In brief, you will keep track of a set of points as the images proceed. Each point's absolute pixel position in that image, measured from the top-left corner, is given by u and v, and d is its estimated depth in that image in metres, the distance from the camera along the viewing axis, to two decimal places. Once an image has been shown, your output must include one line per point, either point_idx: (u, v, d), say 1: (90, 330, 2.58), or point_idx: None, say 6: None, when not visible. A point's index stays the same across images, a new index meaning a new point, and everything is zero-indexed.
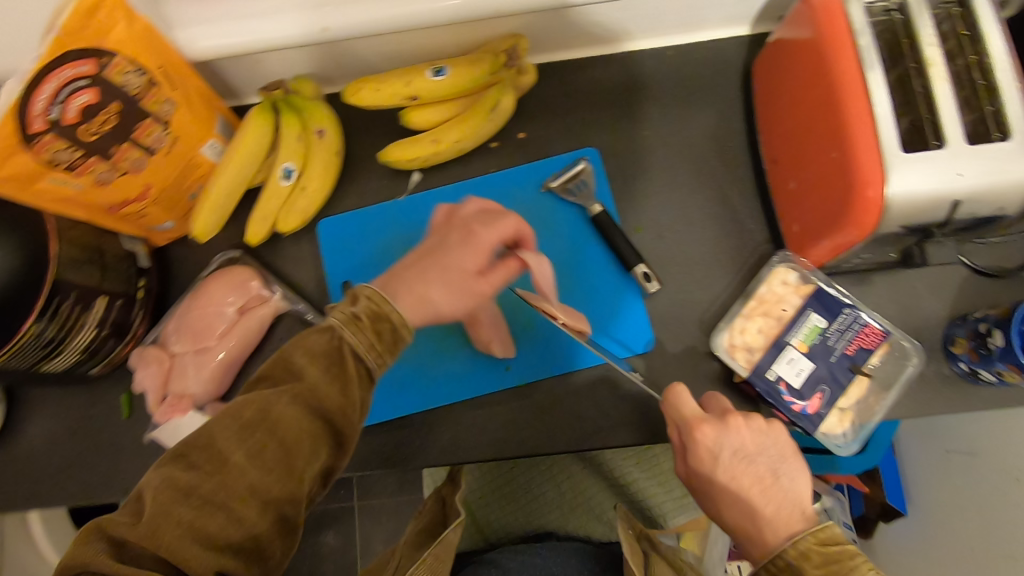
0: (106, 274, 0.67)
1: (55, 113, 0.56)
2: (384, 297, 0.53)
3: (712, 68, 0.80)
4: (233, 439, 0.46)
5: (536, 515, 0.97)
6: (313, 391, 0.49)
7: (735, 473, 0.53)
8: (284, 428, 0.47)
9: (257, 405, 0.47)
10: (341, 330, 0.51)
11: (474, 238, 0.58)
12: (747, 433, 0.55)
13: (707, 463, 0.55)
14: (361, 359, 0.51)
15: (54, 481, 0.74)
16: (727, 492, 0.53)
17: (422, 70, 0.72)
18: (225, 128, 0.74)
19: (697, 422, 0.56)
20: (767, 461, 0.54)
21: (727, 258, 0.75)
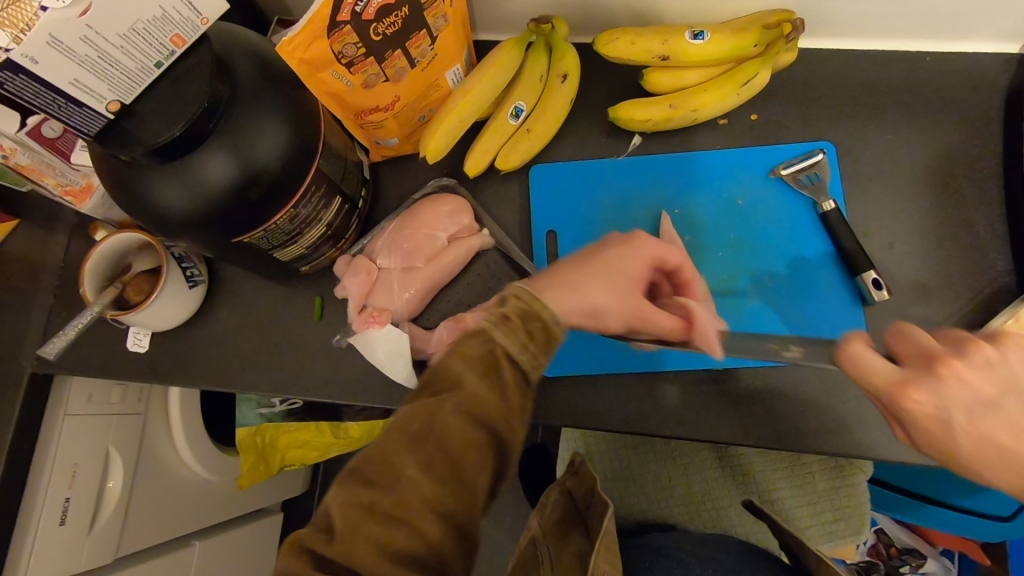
0: (345, 176, 0.68)
1: (360, 6, 0.56)
2: (532, 294, 0.49)
3: (971, 83, 0.75)
4: (402, 458, 0.41)
5: (657, 504, 0.88)
6: (473, 399, 0.43)
7: (988, 431, 0.43)
8: (451, 443, 0.42)
9: (422, 416, 0.43)
10: (491, 329, 0.46)
11: (635, 245, 0.58)
12: (969, 384, 0.43)
13: (942, 430, 0.44)
14: (519, 362, 0.45)
15: (239, 365, 0.77)
16: (982, 452, 0.44)
17: (680, 30, 0.70)
18: (469, 57, 0.74)
19: (902, 392, 0.44)
20: (1022, 402, 0.43)
21: (961, 282, 0.70)
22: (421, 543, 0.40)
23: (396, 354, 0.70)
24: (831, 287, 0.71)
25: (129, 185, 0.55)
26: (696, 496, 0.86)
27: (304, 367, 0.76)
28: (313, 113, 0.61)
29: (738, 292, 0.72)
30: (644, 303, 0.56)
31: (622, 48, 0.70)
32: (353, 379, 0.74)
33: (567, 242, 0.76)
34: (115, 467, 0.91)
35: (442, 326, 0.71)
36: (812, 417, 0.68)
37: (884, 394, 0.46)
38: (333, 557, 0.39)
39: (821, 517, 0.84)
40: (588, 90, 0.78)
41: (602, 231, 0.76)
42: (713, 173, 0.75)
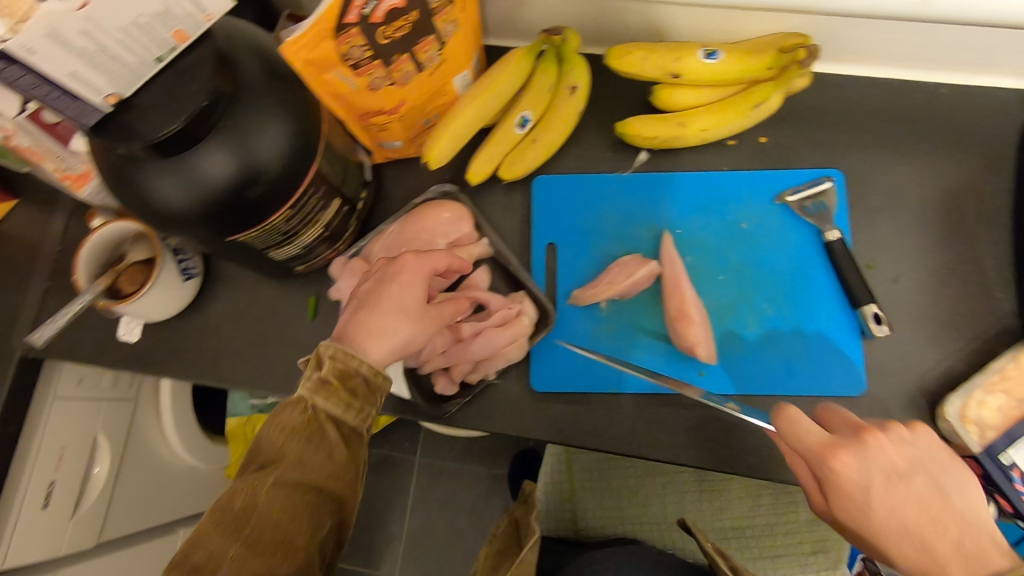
0: (346, 178, 0.67)
1: (369, 8, 0.55)
2: (349, 351, 0.55)
3: (985, 118, 0.74)
4: (230, 537, 0.50)
5: (632, 520, 0.87)
6: (295, 468, 0.52)
7: (898, 501, 0.50)
8: (276, 514, 0.51)
9: (246, 492, 0.51)
10: (310, 398, 0.53)
11: (402, 273, 0.60)
12: (890, 454, 0.51)
13: (857, 497, 0.51)
14: (337, 423, 0.54)
15: (230, 361, 0.76)
16: (893, 523, 0.50)
17: (694, 48, 0.69)
18: (478, 62, 0.73)
19: (832, 457, 0.51)
20: (927, 478, 0.50)
21: (965, 320, 0.68)
22: None
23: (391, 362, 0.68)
24: (832, 319, 0.69)
25: (124, 179, 0.54)
26: (671, 517, 0.86)
27: (295, 367, 0.75)
28: (316, 113, 0.60)
29: (737, 317, 0.71)
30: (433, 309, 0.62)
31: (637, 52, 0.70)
32: None
33: (567, 255, 0.74)
34: (101, 453, 0.91)
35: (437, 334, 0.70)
36: None
37: (812, 460, 0.53)
38: None
39: (795, 548, 0.84)
40: (597, 102, 0.77)
41: (603, 246, 0.74)
42: (719, 195, 0.74)
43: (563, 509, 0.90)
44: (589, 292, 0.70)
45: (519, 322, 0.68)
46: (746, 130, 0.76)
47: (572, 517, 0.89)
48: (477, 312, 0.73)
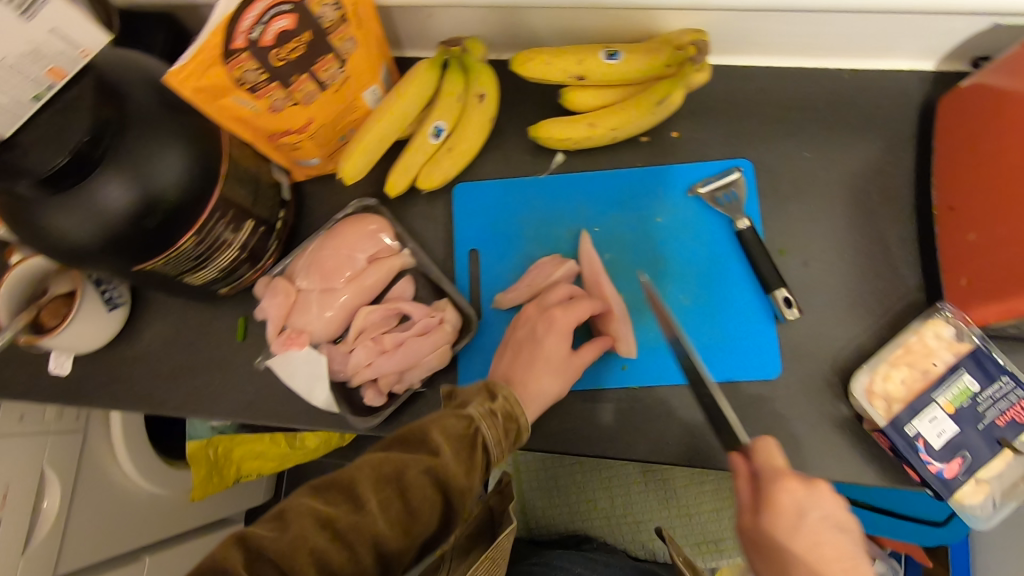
0: (258, 200, 0.68)
1: (256, 33, 0.56)
2: (518, 401, 0.61)
3: (888, 100, 0.75)
4: (369, 486, 0.52)
5: (581, 517, 0.89)
6: (446, 468, 0.54)
7: (820, 541, 0.54)
8: (413, 494, 0.52)
9: (395, 465, 0.53)
10: (479, 420, 0.57)
11: (556, 324, 0.65)
12: (834, 503, 0.55)
13: (790, 522, 0.54)
14: (488, 450, 0.57)
15: (163, 388, 0.76)
16: (810, 564, 0.53)
17: (596, 50, 0.70)
18: (388, 76, 0.74)
19: (784, 479, 0.54)
20: (846, 537, 0.55)
21: (873, 299, 0.71)
22: (354, 560, 0.51)
23: (314, 377, 0.70)
24: (745, 305, 0.72)
25: (20, 217, 0.55)
26: (619, 510, 0.88)
27: (228, 388, 0.75)
28: (215, 140, 0.61)
29: (656, 310, 0.73)
30: (571, 360, 0.66)
31: (539, 51, 0.71)
32: (276, 400, 0.74)
33: (488, 261, 0.76)
34: (51, 488, 0.91)
35: (359, 348, 0.71)
36: None
37: (763, 477, 0.55)
38: (293, 528, 0.50)
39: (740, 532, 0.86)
40: (511, 108, 0.78)
41: (524, 250, 0.76)
42: (633, 191, 0.76)
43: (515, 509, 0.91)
44: (509, 296, 0.72)
45: (441, 330, 0.70)
46: (657, 127, 0.77)
47: (524, 518, 0.91)
48: (400, 322, 0.74)
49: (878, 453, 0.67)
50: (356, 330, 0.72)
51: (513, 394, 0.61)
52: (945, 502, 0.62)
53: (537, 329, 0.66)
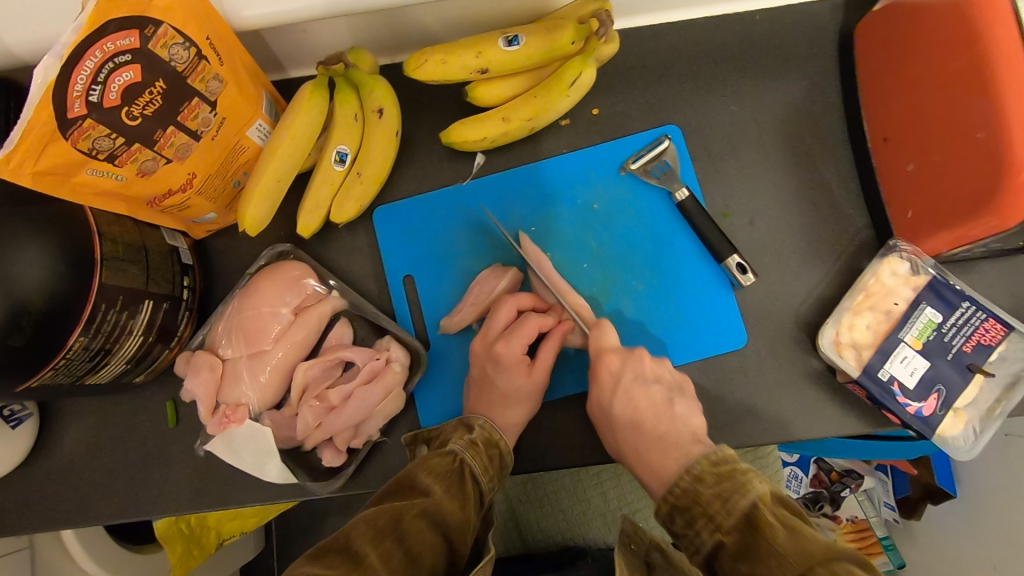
0: (151, 275, 0.60)
1: (96, 94, 0.48)
2: (494, 426, 0.61)
3: (806, 36, 0.71)
4: (367, 542, 0.46)
5: (577, 522, 0.86)
6: (441, 505, 0.51)
7: (634, 396, 0.59)
8: (414, 540, 0.48)
9: (389, 514, 0.49)
10: (461, 453, 0.57)
11: (505, 363, 0.62)
12: (647, 364, 0.61)
13: (608, 388, 0.61)
14: (478, 481, 0.56)
15: (99, 495, 0.69)
16: (626, 416, 0.59)
17: (493, 38, 0.63)
18: (273, 107, 0.66)
19: (602, 355, 0.61)
20: (663, 389, 0.60)
21: (824, 246, 0.68)
22: None
23: (260, 451, 0.63)
24: (701, 277, 0.69)
25: None
26: (613, 507, 0.86)
27: (172, 481, 0.68)
28: (80, 224, 0.53)
29: (611, 302, 0.69)
30: (536, 381, 0.63)
31: (430, 50, 0.64)
32: (229, 481, 0.68)
33: (426, 284, 0.71)
34: None
35: (305, 410, 0.64)
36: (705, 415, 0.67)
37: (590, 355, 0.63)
38: None
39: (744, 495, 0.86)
40: (417, 116, 0.72)
41: (462, 265, 0.71)
42: (564, 181, 0.71)
43: (508, 527, 0.88)
44: (456, 318, 0.67)
45: (390, 371, 0.65)
46: (575, 107, 0.72)
47: (519, 535, 0.88)
48: (345, 370, 0.69)
49: (856, 401, 0.65)
50: (298, 390, 0.66)
51: (489, 421, 0.61)
52: (930, 440, 0.61)
53: (488, 368, 0.63)
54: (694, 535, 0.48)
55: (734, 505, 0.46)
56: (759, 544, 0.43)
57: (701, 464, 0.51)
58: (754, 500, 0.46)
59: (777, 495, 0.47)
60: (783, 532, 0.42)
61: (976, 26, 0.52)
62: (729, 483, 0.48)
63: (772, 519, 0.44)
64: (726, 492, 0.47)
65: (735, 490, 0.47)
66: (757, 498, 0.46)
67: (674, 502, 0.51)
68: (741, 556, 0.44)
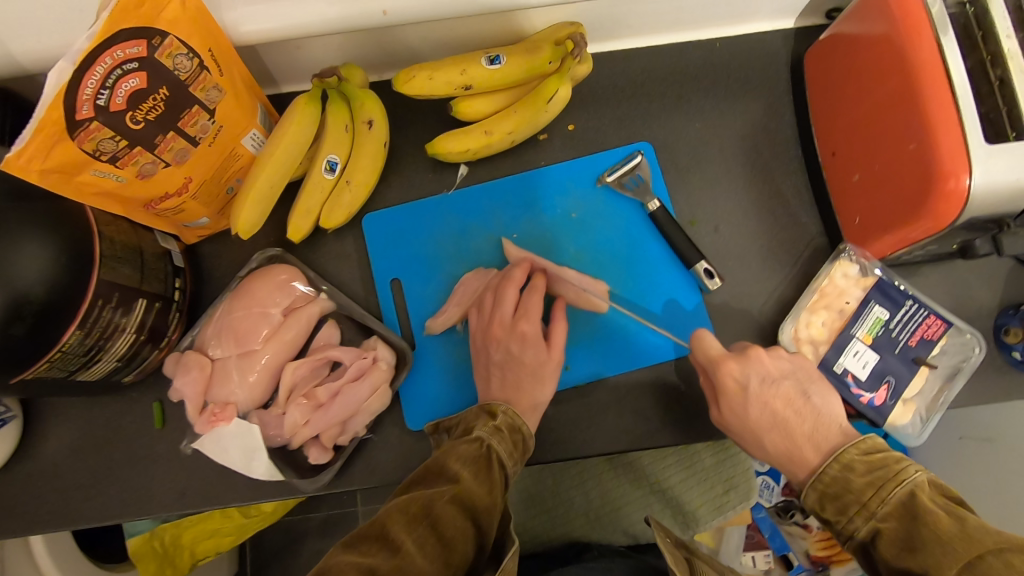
0: (146, 275, 0.62)
1: (104, 98, 0.51)
2: (516, 411, 0.63)
3: (761, 61, 0.78)
4: (402, 528, 0.50)
5: (562, 521, 0.92)
6: (469, 491, 0.54)
7: (767, 399, 0.61)
8: (445, 525, 0.51)
9: (421, 502, 0.52)
10: (488, 439, 0.59)
11: (526, 336, 0.66)
12: (768, 364, 0.63)
13: (737, 397, 0.62)
14: (504, 464, 0.58)
15: (81, 498, 0.69)
16: (766, 418, 0.61)
17: (477, 57, 0.68)
18: (267, 117, 0.69)
19: (722, 362, 0.63)
20: (793, 384, 0.62)
21: (783, 251, 0.74)
22: None
23: (246, 450, 0.65)
24: (671, 280, 0.73)
25: None
26: (596, 505, 0.93)
27: (157, 481, 0.69)
28: (80, 222, 0.55)
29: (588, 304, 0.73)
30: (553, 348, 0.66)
31: (415, 69, 0.68)
32: (215, 482, 0.68)
33: (412, 288, 0.74)
34: None
35: (293, 408, 0.66)
36: (678, 410, 0.70)
37: (708, 369, 0.64)
38: None
39: (714, 492, 0.94)
40: (403, 129, 0.76)
41: (447, 269, 0.74)
42: (544, 191, 0.75)
43: None
44: (440, 320, 0.70)
45: (377, 370, 0.67)
46: (552, 123, 0.77)
47: None
48: (332, 369, 0.71)
49: None
50: (286, 389, 0.68)
51: (512, 406, 0.63)
52: (882, 427, 0.66)
53: (513, 347, 0.66)
54: (848, 521, 0.54)
55: (890, 495, 0.52)
56: (919, 529, 0.49)
57: (852, 454, 0.56)
58: (911, 488, 0.51)
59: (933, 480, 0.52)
60: (942, 517, 0.49)
61: (907, 52, 0.58)
62: (879, 468, 0.54)
63: (930, 506, 0.50)
64: (879, 480, 0.53)
65: (888, 478, 0.53)
66: (915, 486, 0.51)
67: (823, 489, 0.56)
68: (906, 544, 0.50)
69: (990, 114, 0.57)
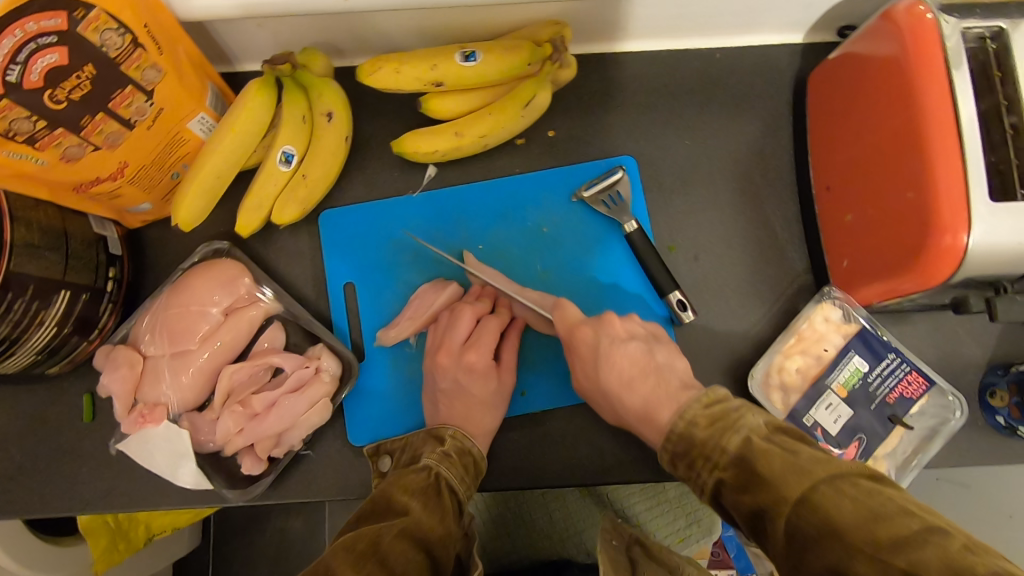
0: (71, 264, 0.58)
1: (14, 74, 0.45)
2: (465, 434, 0.60)
3: (763, 78, 0.72)
4: (349, 567, 0.43)
5: (523, 542, 0.92)
6: (420, 522, 0.49)
7: (614, 358, 0.56)
8: (395, 560, 0.45)
9: (369, 537, 0.46)
10: (436, 465, 0.56)
11: (476, 365, 0.62)
12: (618, 323, 0.58)
13: (591, 363, 0.57)
14: (455, 491, 0.54)
15: (3, 488, 0.65)
16: (612, 381, 0.55)
17: (451, 52, 0.63)
18: (218, 100, 0.64)
19: (573, 328, 0.59)
20: (641, 343, 0.57)
21: (764, 287, 0.69)
22: None
23: (173, 456, 0.62)
24: (642, 309, 0.69)
25: None
26: (558, 528, 0.92)
27: (82, 477, 0.65)
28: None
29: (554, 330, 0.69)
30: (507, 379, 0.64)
31: (384, 59, 0.62)
32: (142, 483, 0.65)
33: (366, 295, 0.69)
34: None
35: (226, 416, 0.63)
36: (637, 447, 0.66)
37: (565, 337, 0.60)
38: None
39: (678, 525, 0.93)
40: (371, 121, 0.71)
41: (404, 278, 0.70)
42: (515, 202, 0.70)
43: None
44: (392, 333, 0.66)
45: (318, 382, 0.63)
46: (531, 128, 0.71)
47: None
48: (274, 375, 0.67)
49: None
50: (222, 394, 0.64)
51: (460, 429, 0.60)
52: None
53: (460, 376, 0.62)
54: (697, 479, 0.46)
55: (728, 442, 0.45)
56: (757, 474, 0.42)
57: (695, 408, 0.48)
58: (745, 433, 0.45)
59: (771, 424, 0.46)
60: (779, 456, 0.42)
61: (917, 89, 0.52)
62: (722, 419, 0.47)
63: (767, 447, 0.43)
64: (719, 429, 0.46)
65: (725, 427, 0.46)
66: (749, 431, 0.45)
67: (673, 450, 0.48)
68: (745, 488, 0.43)
69: (999, 165, 0.52)
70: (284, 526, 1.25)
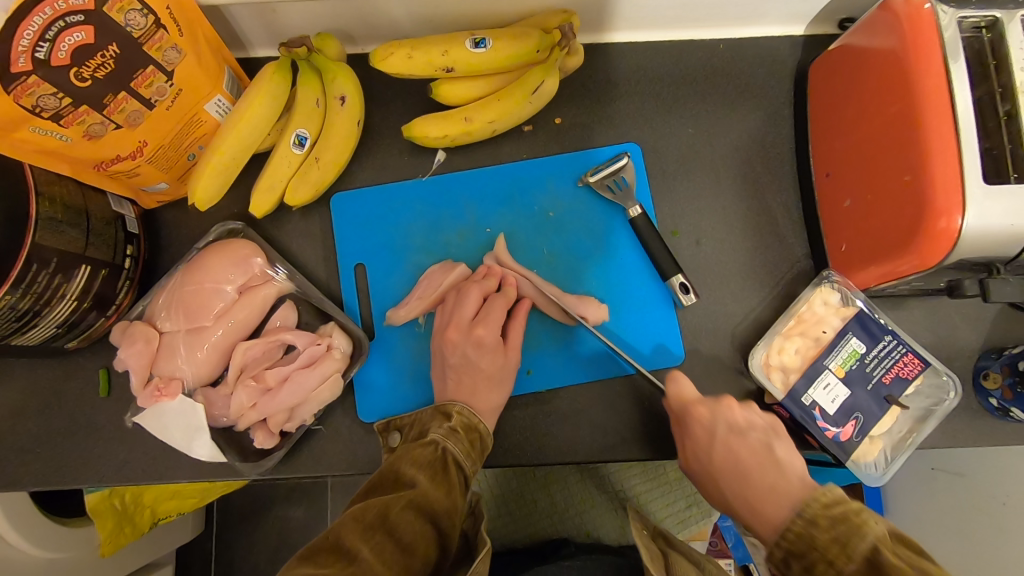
0: (91, 240, 0.59)
1: (43, 52, 0.47)
2: (472, 411, 0.61)
3: (764, 69, 0.74)
4: (358, 537, 0.45)
5: (525, 522, 0.94)
6: (427, 495, 0.51)
7: (732, 446, 0.59)
8: (402, 530, 0.47)
9: (377, 509, 0.47)
10: (443, 441, 0.57)
11: (485, 343, 0.64)
12: (737, 411, 0.60)
13: (704, 441, 0.60)
14: (462, 465, 0.56)
15: (19, 461, 0.67)
16: (729, 467, 0.58)
17: (463, 39, 0.64)
18: (234, 83, 0.65)
19: (689, 406, 0.61)
20: (760, 435, 0.59)
21: (764, 271, 0.71)
22: None
23: (188, 428, 0.63)
24: (645, 292, 0.71)
25: None
26: (559, 508, 0.94)
27: (97, 451, 0.67)
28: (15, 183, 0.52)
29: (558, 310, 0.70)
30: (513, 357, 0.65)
31: (398, 45, 0.64)
32: (157, 457, 0.67)
33: (376, 275, 0.71)
34: None
35: (239, 390, 0.64)
36: (639, 426, 0.68)
37: (677, 414, 0.63)
38: None
39: (676, 507, 0.95)
40: (382, 107, 0.72)
41: (413, 259, 0.71)
42: (522, 186, 0.72)
43: None
44: (402, 312, 0.67)
45: (330, 358, 0.65)
46: (538, 115, 0.73)
47: None
48: (286, 353, 0.69)
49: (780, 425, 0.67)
50: (235, 370, 0.66)
51: (467, 405, 0.62)
52: (846, 464, 0.64)
53: (468, 353, 0.64)
54: None
55: (853, 549, 0.45)
56: None
57: (813, 508, 0.49)
58: (872, 541, 0.44)
59: (897, 536, 0.45)
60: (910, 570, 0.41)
61: (915, 77, 0.54)
62: (845, 526, 0.46)
63: (895, 559, 0.42)
64: (841, 536, 0.46)
65: (850, 531, 0.46)
66: (876, 539, 0.44)
67: (788, 548, 0.49)
68: None
69: (993, 150, 0.54)
70: (287, 513, 1.26)
